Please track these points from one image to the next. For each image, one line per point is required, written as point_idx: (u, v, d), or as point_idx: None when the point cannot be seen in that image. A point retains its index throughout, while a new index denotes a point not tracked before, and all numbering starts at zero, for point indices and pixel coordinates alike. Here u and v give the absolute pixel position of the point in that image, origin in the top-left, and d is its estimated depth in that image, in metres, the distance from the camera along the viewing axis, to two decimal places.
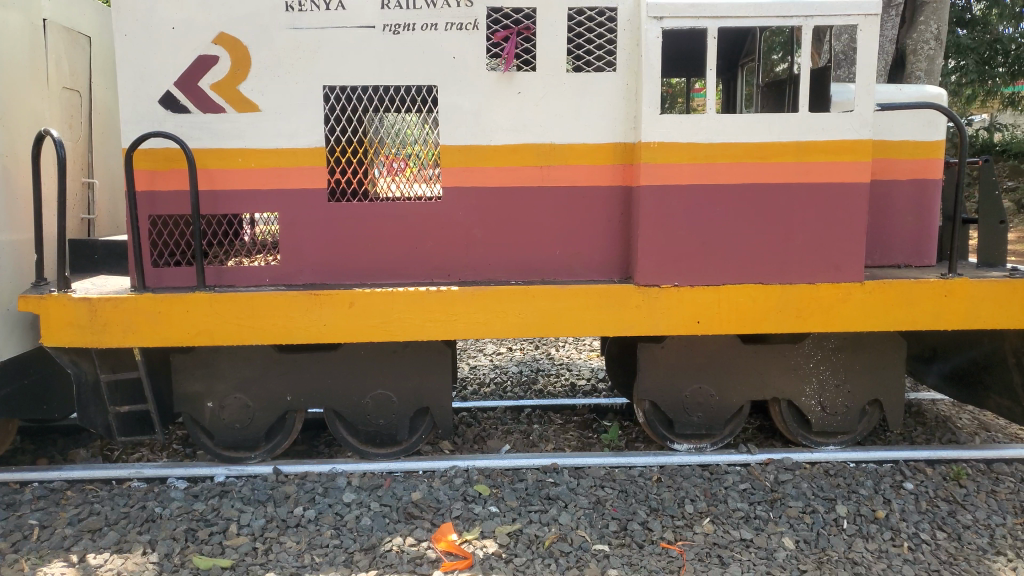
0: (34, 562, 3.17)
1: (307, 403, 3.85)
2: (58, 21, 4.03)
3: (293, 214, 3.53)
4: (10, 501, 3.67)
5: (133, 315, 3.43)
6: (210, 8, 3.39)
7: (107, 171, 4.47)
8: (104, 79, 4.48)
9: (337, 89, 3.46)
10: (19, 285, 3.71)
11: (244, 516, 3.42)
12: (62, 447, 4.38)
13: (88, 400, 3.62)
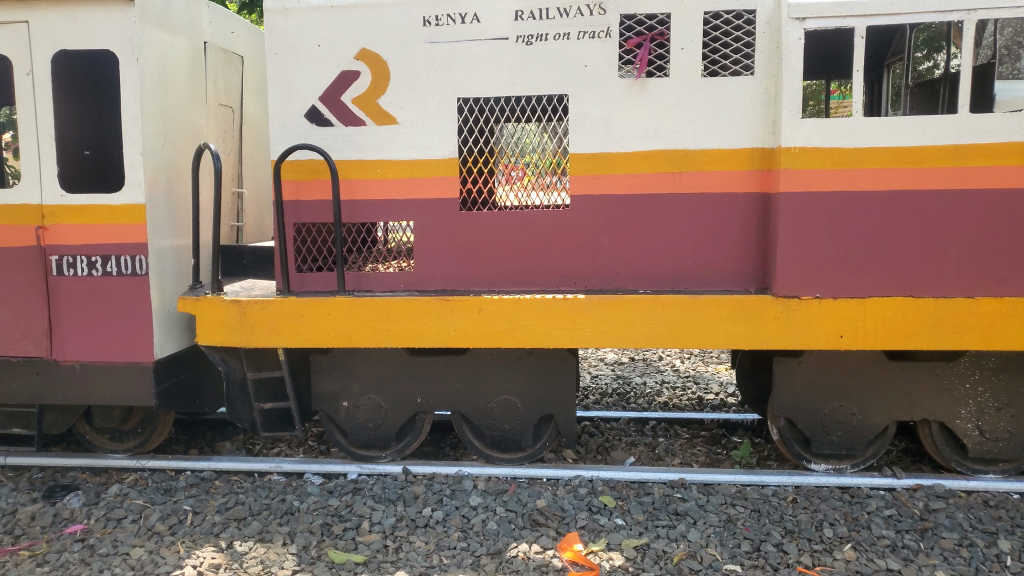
0: (188, 545, 3.41)
1: (435, 406, 3.94)
2: (217, 43, 4.35)
3: (426, 222, 3.63)
4: (167, 487, 3.98)
5: (278, 317, 3.64)
6: (353, 26, 3.55)
7: (255, 182, 4.78)
8: (255, 96, 4.79)
9: (470, 100, 3.54)
10: (179, 288, 4.01)
11: (375, 514, 3.53)
12: (210, 439, 4.69)
13: (236, 397, 3.85)
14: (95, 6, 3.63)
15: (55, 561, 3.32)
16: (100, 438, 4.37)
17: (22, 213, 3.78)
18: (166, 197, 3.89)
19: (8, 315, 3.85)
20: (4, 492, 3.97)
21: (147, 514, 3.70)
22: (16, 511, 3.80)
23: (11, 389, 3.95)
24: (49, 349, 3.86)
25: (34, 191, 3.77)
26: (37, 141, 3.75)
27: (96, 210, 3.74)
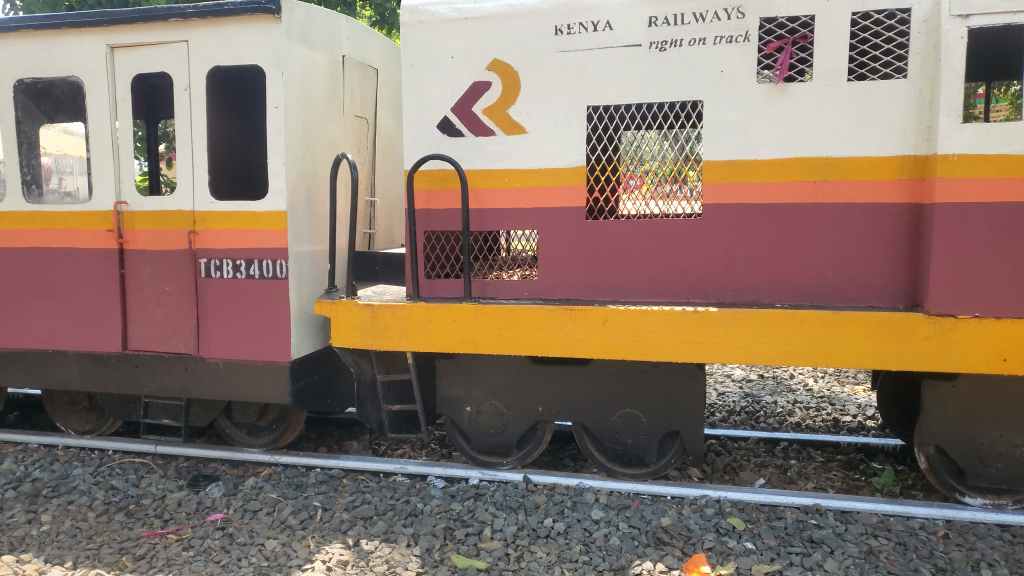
0: (318, 540, 3.54)
1: (557, 416, 3.91)
2: (355, 57, 4.51)
3: (553, 230, 3.61)
4: (299, 482, 4.14)
5: (407, 322, 3.73)
6: (486, 37, 3.60)
7: (386, 192, 4.92)
8: (388, 108, 4.94)
9: (600, 109, 3.50)
10: (315, 292, 4.18)
11: (497, 521, 3.54)
12: (338, 438, 4.86)
13: (366, 398, 3.98)
14: (246, 24, 3.85)
15: (199, 547, 3.53)
16: (238, 432, 4.61)
17: (177, 218, 4.06)
18: (305, 205, 4.06)
19: (162, 314, 4.15)
20: (155, 479, 4.26)
21: (281, 507, 3.87)
22: (165, 496, 4.06)
23: (162, 382, 4.23)
24: (197, 346, 4.12)
25: (187, 198, 4.03)
26: (191, 151, 4.00)
27: (242, 216, 3.96)
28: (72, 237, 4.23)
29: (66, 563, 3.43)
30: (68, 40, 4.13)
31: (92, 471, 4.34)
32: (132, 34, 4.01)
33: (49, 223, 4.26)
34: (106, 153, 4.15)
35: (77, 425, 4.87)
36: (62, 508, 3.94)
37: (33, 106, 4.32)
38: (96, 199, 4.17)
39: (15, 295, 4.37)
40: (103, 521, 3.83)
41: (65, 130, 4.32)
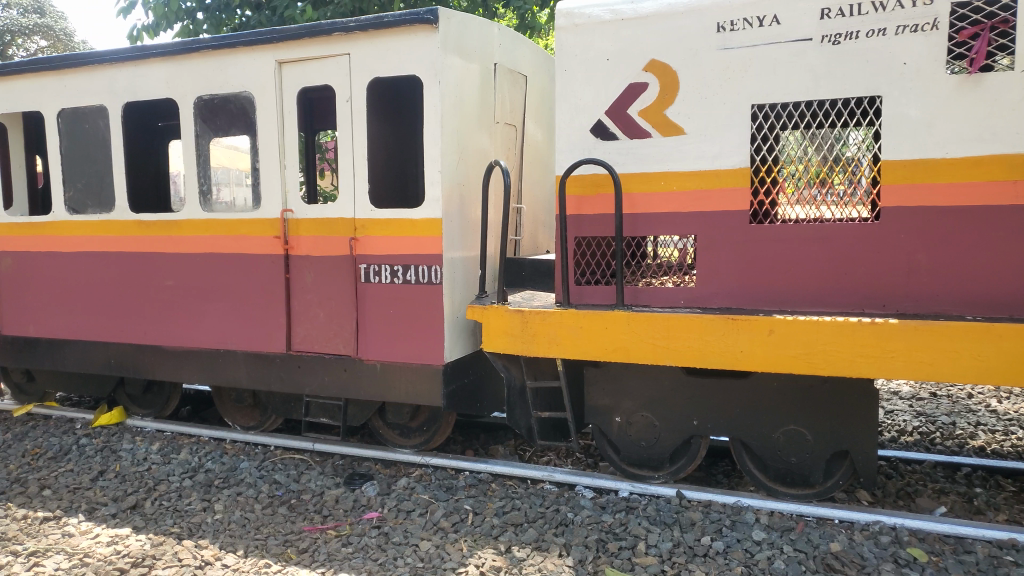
0: (471, 544, 3.55)
1: (713, 430, 3.74)
2: (506, 64, 4.54)
3: (712, 236, 3.45)
4: (449, 484, 4.20)
5: (558, 328, 3.69)
6: (643, 38, 3.51)
7: (533, 198, 4.91)
8: (536, 114, 4.94)
9: (765, 106, 3.32)
10: (467, 297, 4.23)
11: (651, 536, 3.43)
12: (484, 442, 4.89)
13: (516, 403, 3.98)
14: (404, 35, 3.95)
15: (357, 544, 3.64)
16: (390, 432, 4.74)
17: (339, 225, 4.24)
18: (458, 211, 4.12)
19: (324, 316, 4.34)
20: (314, 475, 4.44)
21: (433, 509, 3.93)
22: (323, 492, 4.22)
23: (322, 382, 4.42)
24: (355, 348, 4.27)
25: (348, 206, 4.20)
26: (353, 160, 4.17)
27: (399, 223, 4.07)
28: (243, 243, 4.49)
29: (237, 550, 3.62)
30: (241, 58, 4.39)
31: (258, 464, 4.59)
32: (299, 50, 4.21)
33: (222, 230, 4.55)
34: (274, 164, 4.38)
35: (244, 421, 5.19)
36: (232, 498, 4.18)
37: (206, 122, 4.59)
38: (265, 208, 4.41)
39: (192, 298, 4.69)
40: (269, 513, 4.03)
41: (232, 145, 4.58)
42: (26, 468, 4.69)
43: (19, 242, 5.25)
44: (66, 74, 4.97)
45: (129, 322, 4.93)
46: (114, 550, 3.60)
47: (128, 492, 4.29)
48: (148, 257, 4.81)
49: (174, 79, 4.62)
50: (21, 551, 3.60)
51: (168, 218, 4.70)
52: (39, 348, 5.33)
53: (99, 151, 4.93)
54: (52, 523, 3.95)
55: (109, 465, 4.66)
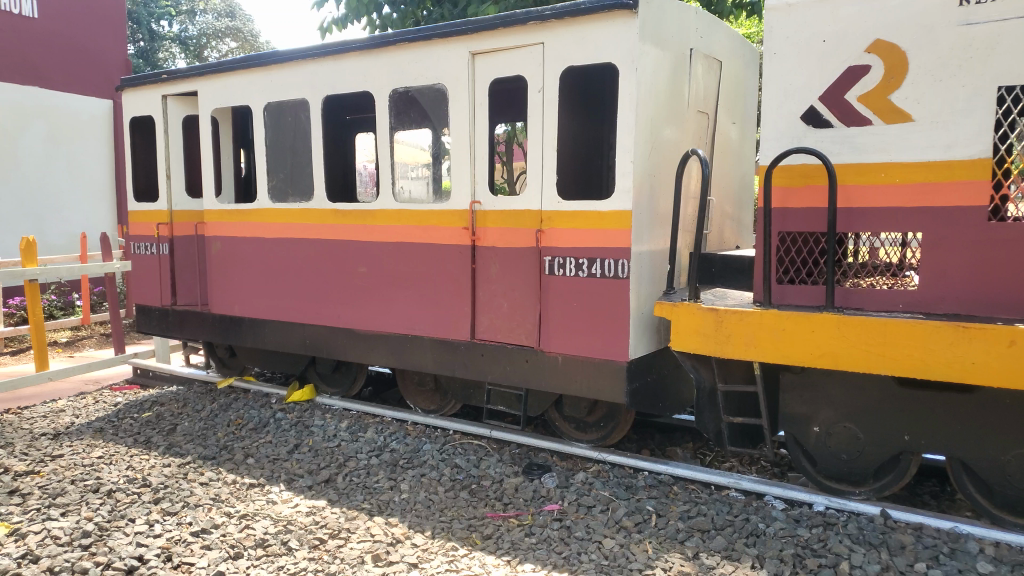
0: (656, 547, 3.46)
1: (928, 447, 3.41)
2: (701, 49, 4.38)
3: (941, 234, 3.15)
4: (629, 484, 4.12)
5: (756, 330, 3.51)
6: (868, 16, 3.24)
7: (722, 192, 4.73)
8: (728, 103, 4.74)
9: (1016, 88, 2.98)
10: (655, 291, 4.13)
11: (856, 556, 3.19)
12: (660, 442, 4.78)
13: (705, 406, 3.83)
14: (602, 22, 3.88)
15: (540, 535, 3.63)
16: (567, 425, 4.73)
17: (526, 217, 4.25)
18: (649, 204, 4.01)
19: (508, 307, 4.38)
20: (492, 462, 4.50)
21: (614, 507, 3.86)
22: (503, 480, 4.27)
23: (505, 371, 4.47)
24: (538, 339, 4.29)
25: (536, 198, 4.21)
26: (542, 152, 4.18)
27: (587, 215, 4.02)
28: (432, 233, 4.62)
29: (425, 531, 3.72)
30: (437, 51, 4.51)
31: (439, 448, 4.71)
32: (493, 41, 4.26)
33: (413, 219, 4.70)
34: (465, 155, 4.47)
35: (425, 404, 5.41)
36: (416, 479, 4.31)
37: (400, 114, 4.75)
38: (454, 198, 4.51)
39: (382, 284, 4.89)
40: (451, 496, 4.12)
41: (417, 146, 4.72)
42: (232, 436, 5.09)
43: (228, 228, 5.69)
44: (274, 70, 5.31)
45: (324, 305, 5.22)
46: (313, 520, 3.81)
47: (321, 466, 4.54)
48: (342, 244, 5.06)
49: (372, 73, 4.82)
50: (233, 513, 3.89)
51: (363, 208, 4.92)
52: (242, 326, 5.76)
53: (301, 143, 5.23)
54: (257, 489, 4.24)
55: (303, 439, 4.95)
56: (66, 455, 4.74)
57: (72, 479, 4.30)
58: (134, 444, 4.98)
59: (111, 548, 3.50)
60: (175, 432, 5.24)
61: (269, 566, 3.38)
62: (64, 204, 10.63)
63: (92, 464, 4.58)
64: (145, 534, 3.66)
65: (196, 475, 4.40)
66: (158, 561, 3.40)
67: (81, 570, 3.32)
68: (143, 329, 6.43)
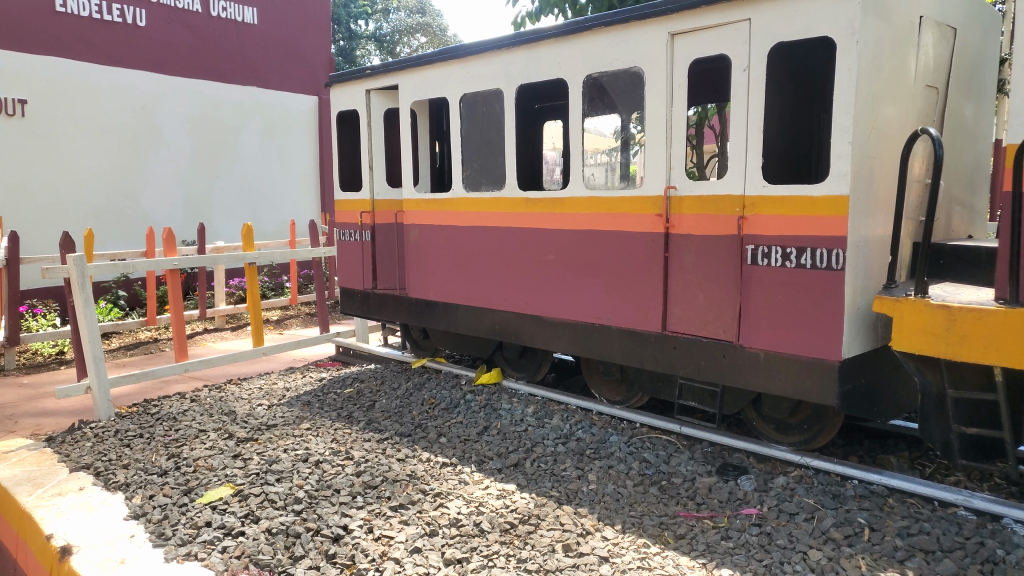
0: (871, 564, 3.16)
1: None
2: (933, 16, 3.92)
3: None
4: (835, 492, 3.80)
5: (999, 330, 3.08)
6: None
7: (953, 174, 4.23)
8: (962, 76, 4.22)
9: None
10: (872, 285, 3.77)
11: None
12: (870, 450, 4.39)
13: (930, 413, 3.47)
14: None
15: (737, 540, 3.43)
16: (765, 426, 4.47)
17: (726, 203, 4.03)
18: (867, 189, 3.65)
19: (703, 298, 4.19)
20: (683, 459, 4.33)
21: (821, 516, 3.57)
22: (696, 479, 4.09)
23: (698, 366, 4.28)
24: (737, 333, 4.07)
25: (738, 182, 3.97)
26: (746, 134, 3.94)
27: (796, 201, 3.73)
28: (624, 220, 4.51)
29: (615, 525, 3.64)
30: (633, 33, 4.38)
31: (627, 440, 4.61)
32: (694, 20, 4.06)
33: (604, 206, 4.61)
34: (660, 140, 4.31)
35: (611, 395, 5.33)
36: (605, 471, 4.23)
37: (593, 100, 4.68)
38: (648, 185, 4.37)
39: (572, 272, 4.85)
40: (641, 491, 4.01)
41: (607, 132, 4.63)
42: (425, 415, 5.28)
43: (424, 215, 5.91)
44: (469, 62, 5.42)
45: (513, 291, 5.28)
46: (504, 504, 3.85)
47: (510, 450, 4.59)
48: (533, 233, 5.08)
49: (566, 60, 4.78)
50: (428, 491, 4.02)
51: (554, 196, 4.91)
52: (436, 310, 5.97)
53: (494, 132, 5.31)
54: (450, 468, 4.36)
55: (492, 422, 5.04)
56: (280, 424, 5.15)
57: (286, 448, 4.65)
58: (337, 418, 5.30)
59: (320, 515, 3.73)
60: (374, 408, 5.53)
61: (463, 545, 3.44)
62: (277, 193, 11.61)
63: (302, 434, 4.94)
64: (349, 504, 3.87)
65: (393, 451, 4.60)
66: (361, 531, 3.58)
67: (295, 534, 3.56)
68: (346, 310, 6.86)
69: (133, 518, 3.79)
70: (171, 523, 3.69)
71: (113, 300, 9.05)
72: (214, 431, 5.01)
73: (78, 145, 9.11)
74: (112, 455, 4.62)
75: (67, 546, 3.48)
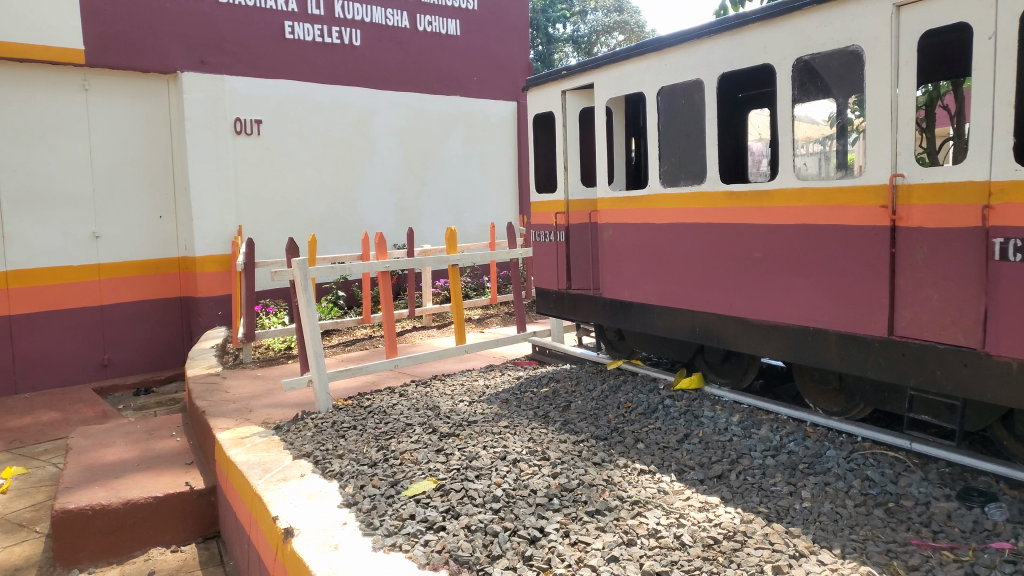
0: None
1: None
2: None
3: None
4: None
5: None
6: None
7: None
8: None
9: None
10: None
11: None
12: None
13: None
14: None
15: None
16: (1020, 448, 3.88)
17: (968, 191, 3.52)
18: None
19: (939, 300, 3.70)
20: (915, 479, 3.85)
21: None
22: (930, 502, 3.61)
23: (933, 376, 3.79)
24: (981, 340, 3.55)
25: (983, 166, 3.46)
26: (992, 110, 3.42)
27: None
28: (840, 213, 4.10)
29: (833, 548, 3.28)
30: (853, 7, 3.96)
31: (846, 456, 4.19)
32: None
33: (819, 199, 4.22)
34: (884, 122, 3.86)
35: (827, 405, 4.91)
36: (820, 487, 3.86)
37: (805, 85, 4.30)
38: (870, 173, 3.93)
39: (781, 270, 4.50)
40: (863, 513, 3.60)
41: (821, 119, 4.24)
42: (622, 419, 5.15)
43: (620, 214, 5.77)
44: (667, 54, 5.21)
45: (715, 292, 4.99)
46: (706, 518, 3.62)
47: (713, 460, 4.33)
48: (736, 230, 4.77)
49: (774, 44, 4.43)
50: (625, 498, 3.88)
51: (759, 188, 4.57)
52: (631, 312, 5.81)
53: (694, 125, 5.06)
54: (648, 476, 4.20)
55: (693, 429, 4.80)
56: (479, 421, 5.25)
57: (485, 445, 4.73)
58: (534, 418, 5.31)
59: (517, 515, 3.72)
60: (571, 409, 5.48)
61: (662, 558, 3.26)
62: (478, 197, 12.01)
63: (500, 431, 5.00)
64: (545, 506, 3.83)
65: (589, 454, 4.51)
66: (557, 535, 3.52)
67: (493, 533, 3.58)
68: (542, 310, 6.87)
69: (346, 507, 4.01)
70: (379, 513, 3.86)
71: (333, 299, 9.82)
72: (419, 425, 5.21)
73: (303, 159, 9.98)
74: (329, 445, 4.94)
75: (290, 528, 3.74)
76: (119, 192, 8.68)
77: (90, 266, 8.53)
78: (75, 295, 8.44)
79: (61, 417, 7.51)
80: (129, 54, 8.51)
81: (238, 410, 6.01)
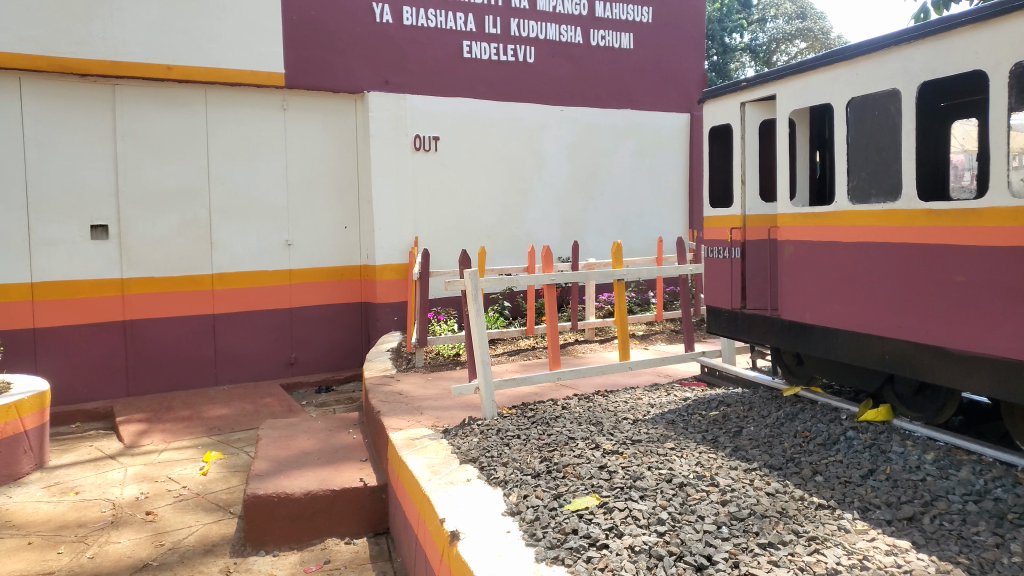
0: None
1: None
2: None
3: None
4: None
5: None
6: None
7: None
8: None
9: None
10: None
11: None
12: None
13: None
14: None
15: None
16: None
17: None
18: None
19: None
20: None
21: None
22: None
23: None
24: None
25: None
26: None
27: None
28: None
29: None
30: None
31: None
32: None
33: None
34: None
35: None
36: None
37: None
38: None
39: (989, 297, 4.07)
40: None
41: None
42: (798, 449, 4.85)
43: (802, 232, 5.47)
44: (858, 63, 4.89)
45: (910, 318, 4.60)
46: (895, 562, 3.32)
47: (903, 500, 3.97)
48: (937, 251, 4.37)
49: (987, 49, 4.03)
50: (801, 533, 3.65)
51: (964, 206, 4.17)
52: (813, 335, 5.47)
53: (890, 137, 4.70)
54: (827, 512, 3.92)
55: (880, 465, 4.43)
56: (644, 441, 5.15)
57: (649, 466, 4.62)
58: (702, 441, 5.13)
59: (683, 540, 3.60)
60: (741, 435, 5.24)
61: None
62: (646, 211, 11.85)
63: (665, 453, 4.87)
64: (713, 534, 3.68)
65: (762, 484, 4.29)
66: (726, 565, 3.36)
67: (657, 556, 3.47)
68: (713, 329, 6.63)
69: (510, 515, 4.06)
70: (542, 525, 3.87)
71: (499, 309, 10.05)
72: (582, 440, 5.19)
73: (476, 173, 10.31)
74: (494, 453, 5.04)
75: (456, 532, 3.84)
76: (310, 204, 9.40)
77: (282, 271, 9.28)
78: (269, 297, 9.21)
79: (253, 408, 8.21)
80: (323, 77, 9.21)
81: (410, 412, 6.27)
